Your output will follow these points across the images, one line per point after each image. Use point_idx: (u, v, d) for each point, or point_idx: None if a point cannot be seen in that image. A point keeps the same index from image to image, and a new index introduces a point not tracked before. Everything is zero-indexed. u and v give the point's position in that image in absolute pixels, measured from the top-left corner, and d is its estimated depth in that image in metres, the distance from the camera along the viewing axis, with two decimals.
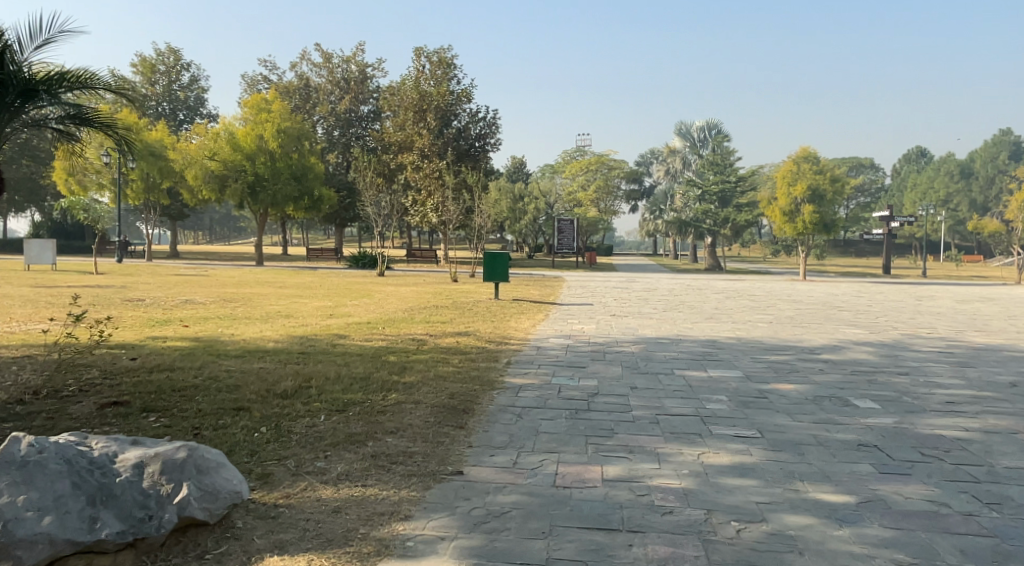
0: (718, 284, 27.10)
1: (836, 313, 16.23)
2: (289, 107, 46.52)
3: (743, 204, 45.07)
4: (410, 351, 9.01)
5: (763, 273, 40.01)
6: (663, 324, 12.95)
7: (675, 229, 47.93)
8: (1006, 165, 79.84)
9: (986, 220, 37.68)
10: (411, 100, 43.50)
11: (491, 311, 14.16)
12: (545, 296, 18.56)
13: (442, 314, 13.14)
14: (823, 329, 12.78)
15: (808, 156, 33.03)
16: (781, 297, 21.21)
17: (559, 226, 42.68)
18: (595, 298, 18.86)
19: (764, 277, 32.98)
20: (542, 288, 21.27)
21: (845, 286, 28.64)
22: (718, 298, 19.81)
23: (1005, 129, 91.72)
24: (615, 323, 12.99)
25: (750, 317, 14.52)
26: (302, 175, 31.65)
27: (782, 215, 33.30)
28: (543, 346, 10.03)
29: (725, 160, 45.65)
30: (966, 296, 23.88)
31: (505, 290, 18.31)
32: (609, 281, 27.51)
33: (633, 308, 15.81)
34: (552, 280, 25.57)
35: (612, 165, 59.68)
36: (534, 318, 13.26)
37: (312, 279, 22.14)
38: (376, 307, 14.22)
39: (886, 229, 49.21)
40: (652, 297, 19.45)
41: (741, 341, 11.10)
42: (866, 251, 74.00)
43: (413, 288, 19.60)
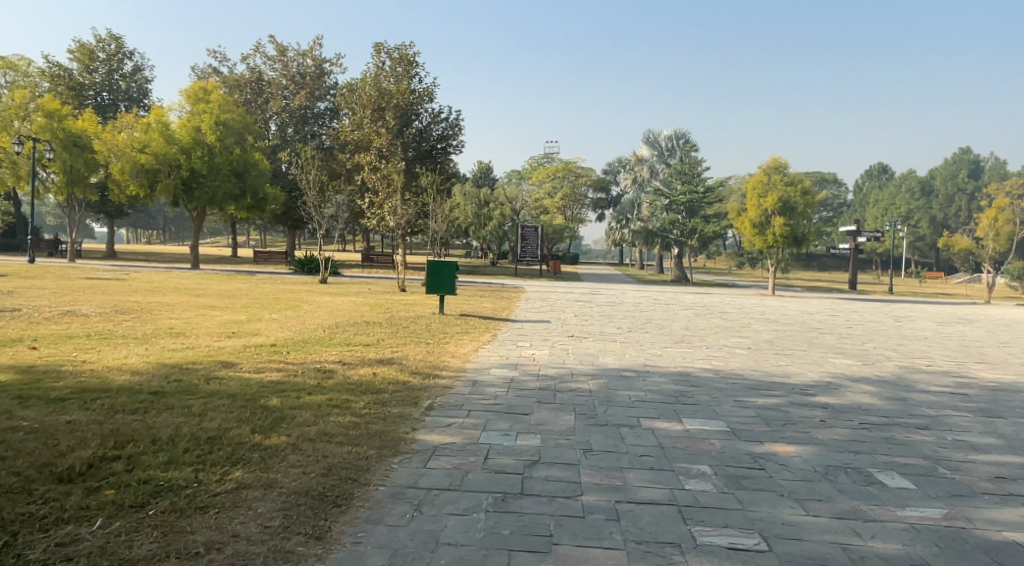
0: (686, 298, 25.47)
1: (817, 337, 14.65)
2: (241, 101, 43.99)
3: (710, 215, 43.78)
4: (304, 389, 6.97)
5: (729, 287, 38.68)
6: (627, 349, 11.19)
7: (642, 239, 46.53)
8: (967, 183, 80.31)
9: (957, 238, 36.73)
10: (367, 97, 40.96)
11: (429, 330, 12.14)
12: (498, 310, 16.72)
13: (368, 335, 11.05)
14: (810, 359, 11.12)
15: (779, 167, 31.74)
16: (753, 315, 19.63)
17: (523, 233, 40.95)
18: (552, 313, 17.05)
19: (732, 291, 31.57)
20: (496, 301, 19.41)
21: (816, 303, 27.30)
22: (687, 315, 18.14)
23: (965, 147, 92.60)
24: (572, 347, 11.20)
25: (725, 341, 12.83)
26: (243, 172, 29.86)
27: (752, 227, 31.91)
28: (479, 381, 8.15)
29: (693, 171, 44.41)
30: (944, 317, 22.58)
31: (452, 304, 16.40)
32: (571, 293, 25.75)
33: (593, 327, 14.04)
34: (508, 292, 23.76)
35: (579, 173, 58.14)
36: (478, 340, 11.32)
37: (242, 287, 19.93)
38: (293, 323, 12.10)
39: (853, 243, 48.19)
40: (616, 314, 17.72)
41: (718, 374, 9.36)
42: (830, 266, 73.63)
43: (350, 299, 17.56)
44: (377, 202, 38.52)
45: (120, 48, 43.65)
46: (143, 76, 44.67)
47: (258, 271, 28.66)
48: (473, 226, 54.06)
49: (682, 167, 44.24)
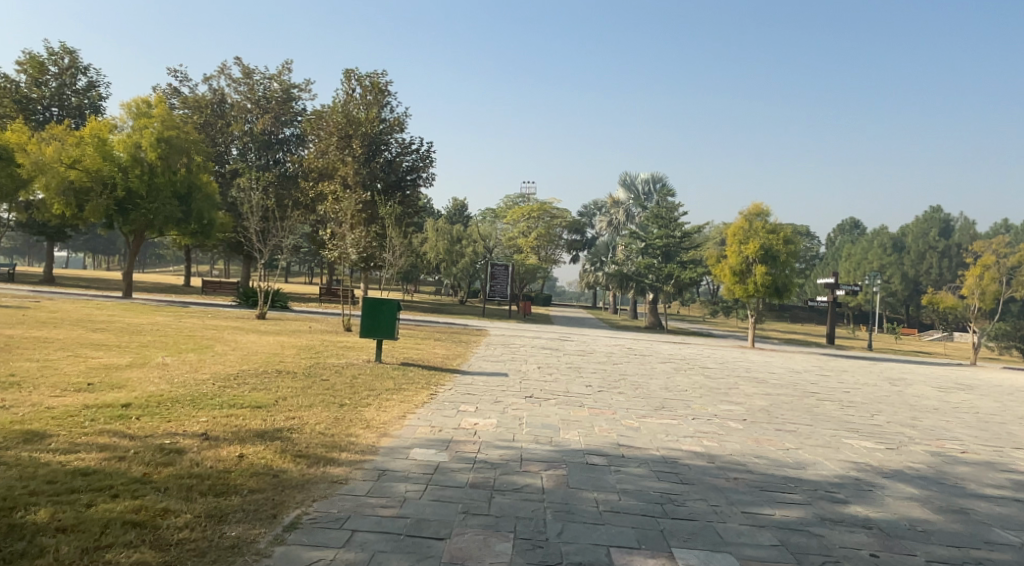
0: (662, 349, 23.32)
1: (817, 404, 12.54)
2: (199, 123, 41.39)
3: (687, 261, 42.13)
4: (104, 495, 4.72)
5: (704, 338, 36.72)
6: (596, 418, 8.95)
7: (616, 282, 44.64)
8: (939, 241, 80.00)
9: (941, 295, 35.04)
10: (335, 124, 39.52)
11: (353, 384, 9.79)
12: (448, 359, 14.39)
13: (269, 392, 8.69)
14: (822, 439, 8.95)
15: (762, 213, 30.07)
16: (738, 372, 17.53)
17: (492, 272, 38.85)
18: (513, 363, 14.77)
19: (708, 342, 29.59)
20: (452, 347, 17.12)
21: (799, 358, 25.32)
22: (665, 371, 15.95)
23: (936, 206, 92.77)
24: (527, 412, 8.93)
25: (715, 409, 10.64)
26: (187, 195, 27.58)
27: (732, 274, 30.01)
28: (389, 468, 5.88)
29: (670, 215, 42.99)
30: (940, 381, 20.67)
31: (395, 351, 14.08)
32: (539, 338, 23.52)
33: (557, 385, 11.78)
34: (468, 335, 21.48)
35: (555, 214, 56.30)
36: (410, 400, 9.01)
37: (161, 321, 17.44)
38: (183, 373, 9.72)
39: (831, 296, 46.41)
40: (585, 366, 15.50)
41: (713, 463, 7.14)
42: (802, 318, 72.40)
43: (278, 340, 15.14)
44: (336, 234, 36.08)
45: (75, 62, 41.31)
46: (98, 92, 42.29)
47: (198, 302, 26.11)
48: (443, 264, 51.65)
49: (659, 210, 42.83)
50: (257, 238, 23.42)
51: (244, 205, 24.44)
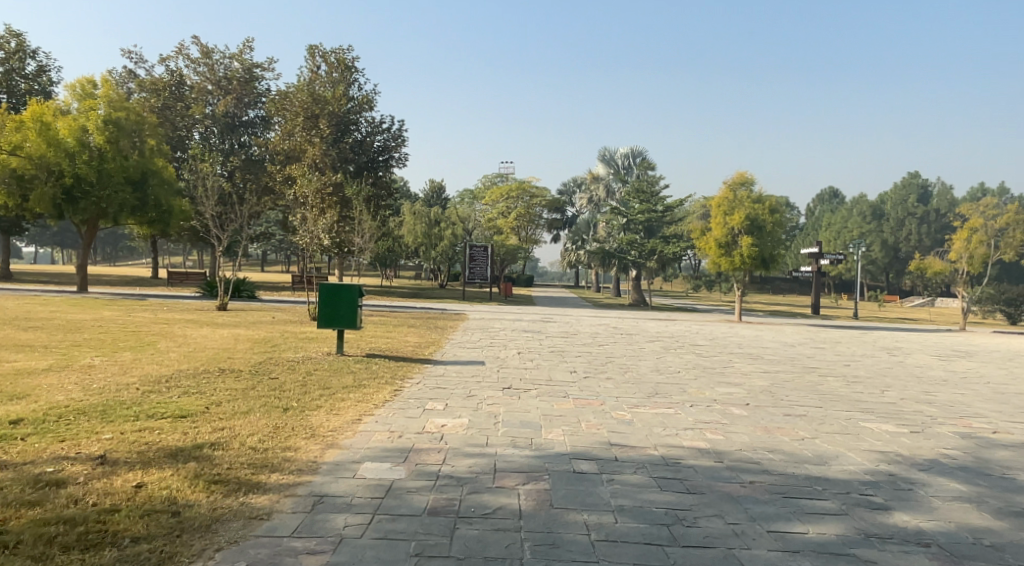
0: (650, 327, 22.29)
1: (821, 381, 11.50)
2: (157, 107, 39.52)
3: (670, 236, 41.12)
4: None
5: (690, 313, 35.78)
6: (583, 411, 7.80)
7: (598, 260, 43.50)
8: (918, 208, 79.60)
9: (930, 260, 34.15)
10: (300, 104, 37.99)
11: (306, 381, 8.61)
12: (419, 348, 13.19)
13: (203, 396, 7.47)
14: (838, 424, 7.88)
15: (746, 182, 28.97)
16: (730, 349, 16.48)
17: (471, 254, 37.60)
18: (490, 349, 13.59)
19: (694, 319, 28.56)
20: (426, 334, 15.93)
21: (791, 331, 24.39)
22: (654, 351, 14.87)
23: (913, 172, 92.38)
24: (505, 408, 7.77)
25: (713, 394, 9.54)
26: (142, 181, 26.16)
27: (717, 247, 28.93)
28: (329, 493, 4.71)
29: (651, 189, 41.84)
30: (938, 349, 19.76)
31: (362, 342, 12.89)
32: (520, 320, 22.40)
33: (538, 372, 10.63)
34: (445, 320, 20.29)
35: (533, 193, 55.03)
36: (369, 398, 7.83)
37: (110, 316, 16.10)
38: (108, 377, 8.47)
39: (816, 266, 45.50)
40: (569, 349, 14.36)
41: (724, 462, 6.00)
42: (784, 289, 71.85)
43: (233, 333, 13.85)
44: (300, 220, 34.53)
45: (23, 46, 39.26)
46: (49, 78, 40.29)
47: (158, 295, 24.64)
48: (421, 247, 50.18)
49: (639, 185, 41.69)
50: (217, 223, 21.98)
51: (203, 190, 22.94)
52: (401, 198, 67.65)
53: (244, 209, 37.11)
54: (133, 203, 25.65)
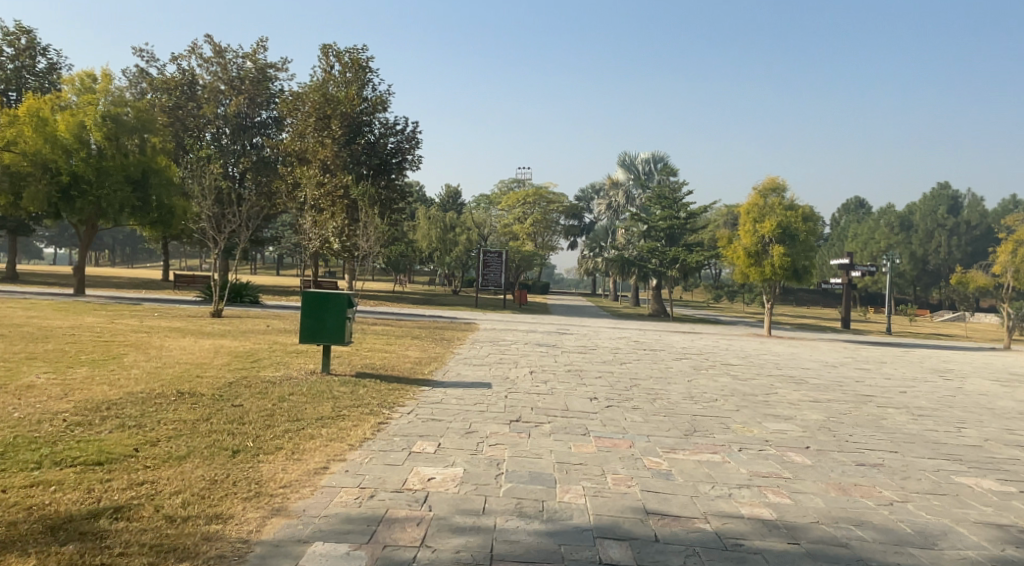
0: (674, 341, 20.72)
1: (882, 415, 9.93)
2: (168, 106, 38.89)
3: (693, 244, 39.44)
4: None
5: (714, 326, 34.11)
6: (608, 458, 6.30)
7: (617, 268, 41.79)
8: (948, 219, 76.88)
9: (972, 274, 32.17)
10: (313, 103, 36.98)
11: (276, 410, 7.18)
12: (420, 364, 11.76)
13: (141, 430, 6.09)
14: (928, 479, 6.34)
15: (777, 188, 26.99)
16: (767, 369, 14.88)
17: (485, 259, 36.18)
18: (499, 368, 12.15)
19: (720, 332, 26.87)
20: (432, 347, 14.49)
21: (825, 348, 22.70)
22: (683, 371, 13.35)
23: (943, 183, 89.51)
24: (511, 451, 6.28)
25: (761, 432, 8.03)
26: (142, 181, 24.95)
27: (746, 257, 26.98)
28: None
29: (673, 195, 40.23)
30: (994, 373, 17.99)
31: (354, 358, 11.45)
32: (535, 332, 20.92)
33: (554, 399, 9.16)
34: (454, 331, 18.87)
35: (551, 199, 53.77)
36: (345, 435, 6.38)
37: (90, 323, 14.84)
38: (40, 402, 7.09)
39: (846, 278, 43.24)
40: (588, 368, 12.86)
41: (800, 546, 4.51)
42: (808, 301, 69.71)
43: (214, 344, 12.48)
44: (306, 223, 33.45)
45: (33, 43, 38.50)
46: (59, 75, 39.48)
47: (156, 299, 23.50)
48: (436, 252, 48.81)
49: (661, 190, 40.10)
50: (216, 221, 20.68)
51: (202, 188, 21.69)
52: (417, 203, 66.37)
53: (248, 209, 36.04)
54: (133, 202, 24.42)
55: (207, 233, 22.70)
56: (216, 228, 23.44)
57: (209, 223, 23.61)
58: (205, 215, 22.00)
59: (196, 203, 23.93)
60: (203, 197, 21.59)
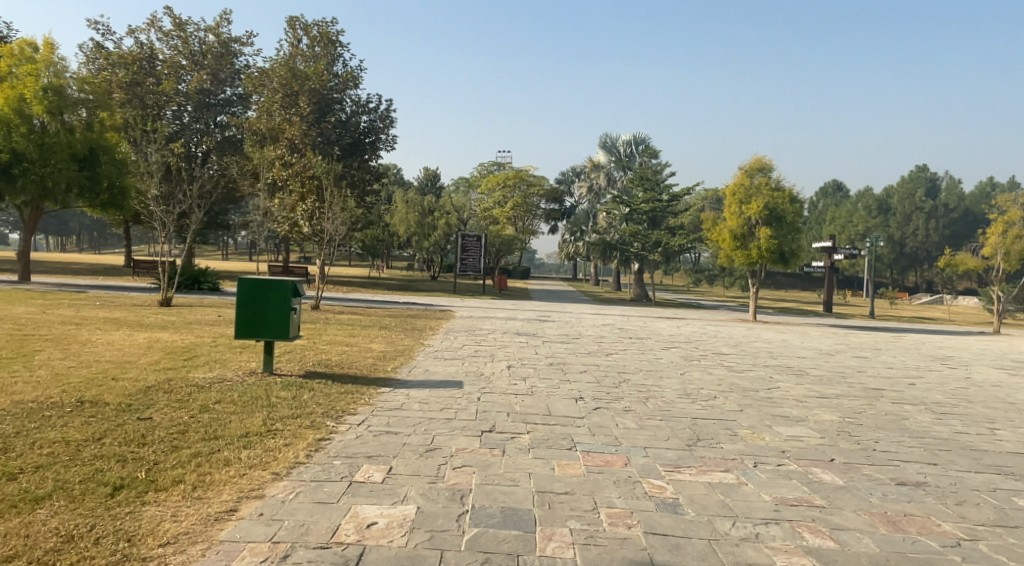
0: (661, 328, 19.57)
1: (902, 414, 8.82)
2: (125, 83, 36.73)
3: (676, 227, 38.49)
4: None
5: (698, 311, 33.11)
6: (600, 483, 5.07)
7: (598, 252, 40.80)
8: (926, 202, 76.18)
9: (961, 257, 31.47)
10: (280, 79, 35.50)
11: (190, 424, 5.84)
12: (382, 359, 10.45)
13: (3, 458, 4.77)
14: (987, 506, 5.25)
15: (765, 168, 25.74)
16: (764, 359, 13.76)
17: (463, 244, 34.79)
18: (472, 361, 10.88)
19: (706, 319, 25.78)
20: (399, 339, 13.16)
21: (816, 334, 21.70)
22: (675, 363, 12.17)
23: (922, 165, 88.73)
24: (479, 477, 5.03)
25: (776, 440, 6.85)
26: (90, 159, 23.25)
27: (732, 239, 25.73)
28: None
29: (656, 176, 39.03)
30: (996, 361, 17.03)
31: (307, 355, 10.12)
32: (514, 319, 19.66)
33: (533, 401, 7.91)
34: (427, 319, 17.58)
35: (531, 182, 52.16)
36: (270, 460, 5.09)
37: (20, 313, 13.36)
38: None
39: (829, 260, 41.61)
40: (571, 361, 11.62)
41: None
42: (789, 285, 69.09)
43: (150, 338, 11.06)
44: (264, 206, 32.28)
45: None
46: None
47: (106, 287, 21.84)
48: (413, 237, 47.25)
49: (642, 171, 38.85)
50: (163, 197, 19.07)
51: (147, 162, 19.95)
52: (392, 185, 64.56)
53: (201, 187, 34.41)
54: (79, 180, 22.70)
55: (155, 213, 20.98)
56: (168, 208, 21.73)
57: (158, 202, 21.84)
58: (151, 192, 20.30)
59: (140, 178, 22.20)
60: (148, 172, 19.88)
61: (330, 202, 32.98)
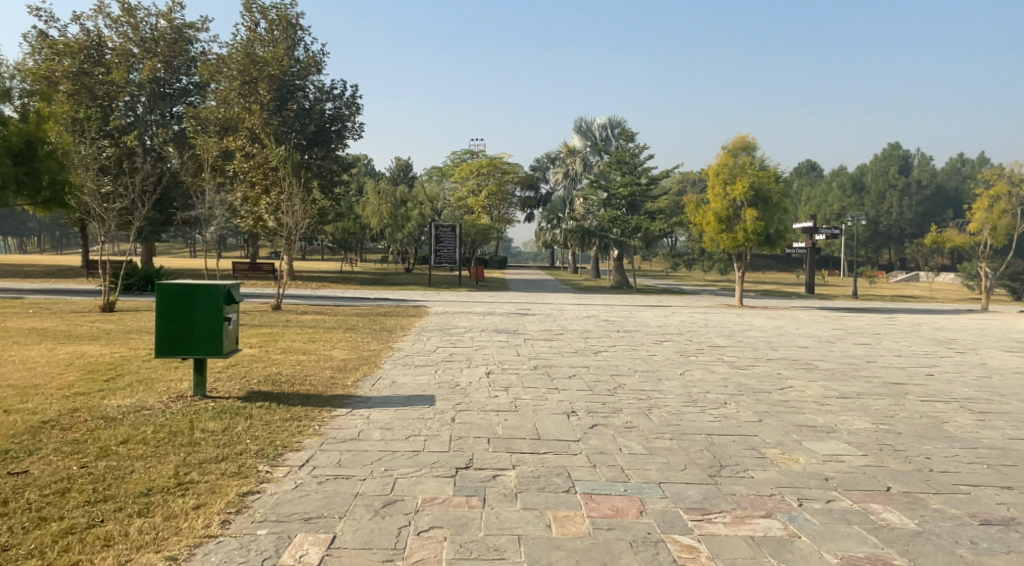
0: (650, 318, 18.37)
1: (941, 416, 7.61)
2: (72, 73, 34.95)
3: (656, 211, 37.45)
4: None
5: (682, 297, 32.04)
6: (611, 549, 3.83)
7: (577, 239, 39.55)
8: (899, 179, 75.08)
9: (949, 232, 30.61)
10: (237, 66, 33.90)
11: (75, 481, 4.61)
12: (342, 371, 9.12)
13: None
14: None
15: (749, 146, 24.59)
16: (766, 351, 12.56)
17: (437, 235, 33.31)
18: (446, 368, 9.58)
19: (693, 305, 24.65)
20: (366, 343, 11.84)
21: (810, 318, 20.60)
22: (671, 360, 10.97)
23: (895, 142, 87.81)
24: (451, 550, 3.76)
25: (813, 463, 5.64)
26: (28, 153, 21.61)
27: (717, 222, 24.57)
28: None
29: (633, 159, 37.78)
30: (1004, 342, 15.98)
31: (256, 369, 8.79)
32: (493, 314, 18.36)
33: (518, 420, 6.65)
34: (399, 318, 16.23)
35: (505, 169, 50.66)
36: (165, 539, 3.81)
37: None
38: None
39: (810, 243, 40.31)
40: (558, 363, 10.35)
41: None
42: (767, 267, 68.41)
43: (77, 355, 9.67)
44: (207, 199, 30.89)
45: None
46: None
47: (50, 293, 20.25)
48: (385, 229, 45.68)
49: (619, 154, 37.51)
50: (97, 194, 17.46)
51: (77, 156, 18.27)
52: (363, 175, 62.79)
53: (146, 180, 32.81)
54: (14, 177, 20.98)
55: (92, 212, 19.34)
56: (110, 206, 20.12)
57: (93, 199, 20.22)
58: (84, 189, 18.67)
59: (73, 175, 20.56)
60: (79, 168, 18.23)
61: (286, 191, 31.30)
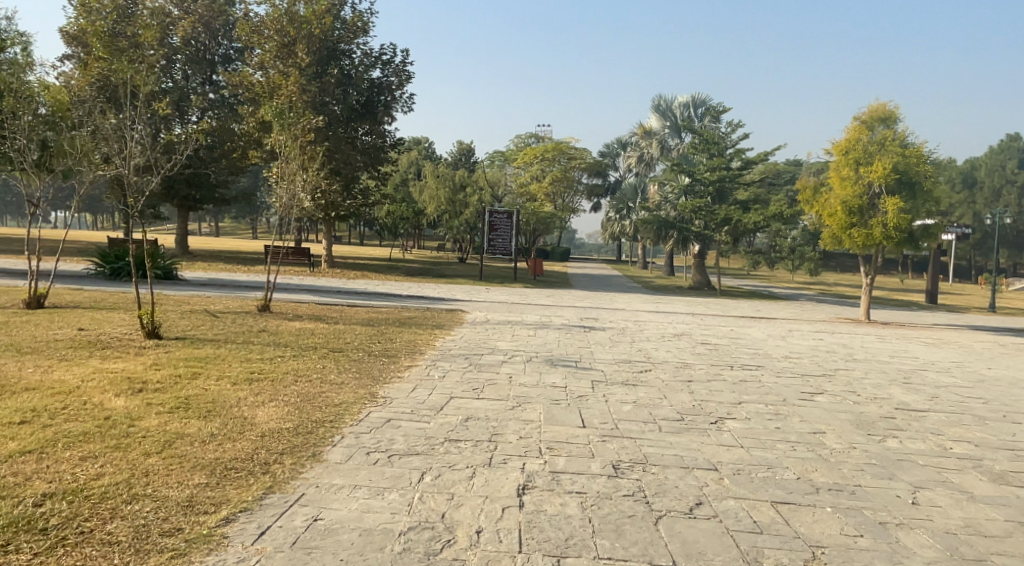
0: (764, 342, 13.37)
1: None
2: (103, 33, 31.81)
3: (747, 201, 32.02)
4: None
5: (781, 304, 26.75)
6: None
7: (651, 232, 33.94)
8: (1018, 174, 66.33)
9: None
10: (273, 25, 29.95)
11: None
12: (224, 477, 4.45)
13: None
14: None
15: (888, 117, 19.03)
16: (1003, 426, 7.48)
17: (490, 221, 28.68)
18: (447, 473, 4.86)
19: (805, 320, 19.45)
20: (332, 392, 7.01)
21: (983, 347, 15.16)
22: (863, 452, 6.06)
23: (1012, 134, 77.89)
24: None
25: None
26: None
27: (845, 215, 19.09)
28: None
29: (722, 139, 32.30)
30: None
31: (34, 478, 4.20)
32: (552, 327, 13.61)
33: None
34: (421, 333, 11.65)
35: (573, 154, 45.56)
36: None
37: None
38: None
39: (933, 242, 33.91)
40: (664, 459, 5.51)
41: None
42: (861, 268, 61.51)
43: None
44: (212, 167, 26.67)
45: None
46: None
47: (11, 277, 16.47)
48: (442, 215, 41.32)
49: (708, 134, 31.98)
50: (27, 155, 13.02)
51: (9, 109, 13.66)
52: (420, 158, 58.76)
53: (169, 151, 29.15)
54: None
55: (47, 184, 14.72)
56: (135, 152, 15.10)
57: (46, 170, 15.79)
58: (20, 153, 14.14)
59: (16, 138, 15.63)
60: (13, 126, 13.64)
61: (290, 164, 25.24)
